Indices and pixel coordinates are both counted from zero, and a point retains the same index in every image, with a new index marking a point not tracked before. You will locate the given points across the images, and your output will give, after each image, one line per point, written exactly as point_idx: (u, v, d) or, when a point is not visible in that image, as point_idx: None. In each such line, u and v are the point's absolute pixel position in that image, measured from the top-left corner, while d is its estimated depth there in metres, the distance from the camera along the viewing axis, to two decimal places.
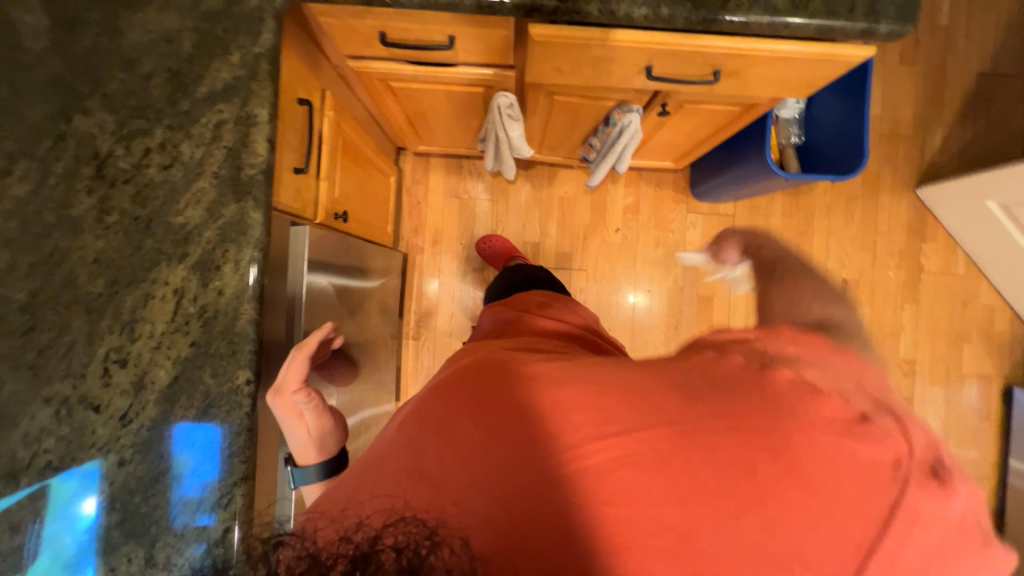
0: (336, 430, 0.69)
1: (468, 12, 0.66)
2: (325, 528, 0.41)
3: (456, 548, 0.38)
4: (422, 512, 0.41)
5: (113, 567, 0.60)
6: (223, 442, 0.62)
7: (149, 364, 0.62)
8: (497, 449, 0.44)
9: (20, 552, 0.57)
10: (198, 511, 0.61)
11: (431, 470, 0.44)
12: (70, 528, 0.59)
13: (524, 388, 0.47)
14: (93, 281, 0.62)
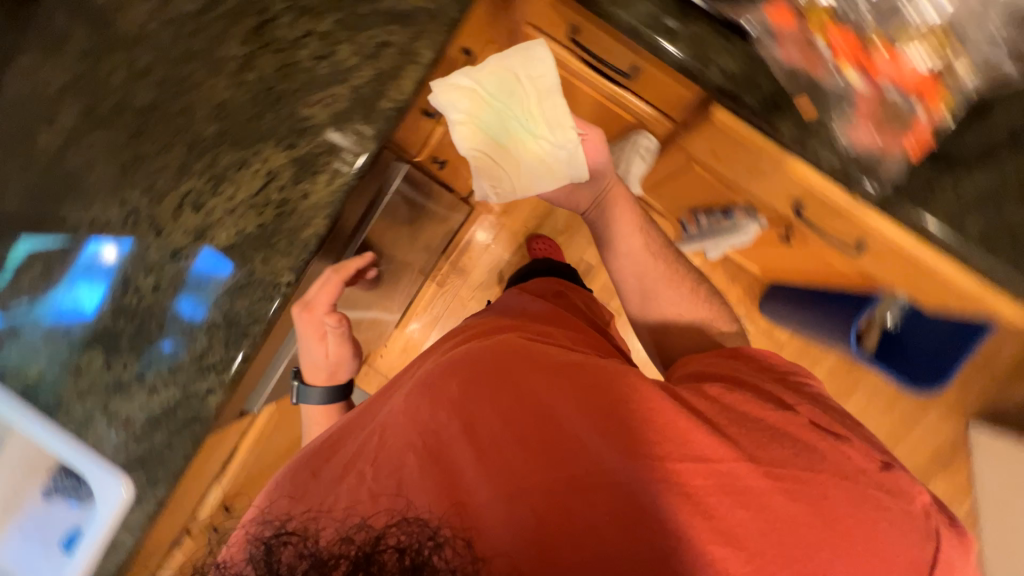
0: (350, 361, 0.77)
1: (671, 63, 0.63)
2: (319, 531, 0.42)
3: (458, 544, 0.40)
4: (425, 512, 0.43)
5: (111, 364, 0.68)
6: (243, 319, 0.66)
7: (216, 222, 0.65)
8: (498, 453, 0.47)
9: (39, 266, 0.66)
10: (186, 296, 0.66)
11: (429, 461, 0.47)
12: (92, 317, 0.67)
13: (519, 394, 0.52)
14: (207, 123, 0.63)
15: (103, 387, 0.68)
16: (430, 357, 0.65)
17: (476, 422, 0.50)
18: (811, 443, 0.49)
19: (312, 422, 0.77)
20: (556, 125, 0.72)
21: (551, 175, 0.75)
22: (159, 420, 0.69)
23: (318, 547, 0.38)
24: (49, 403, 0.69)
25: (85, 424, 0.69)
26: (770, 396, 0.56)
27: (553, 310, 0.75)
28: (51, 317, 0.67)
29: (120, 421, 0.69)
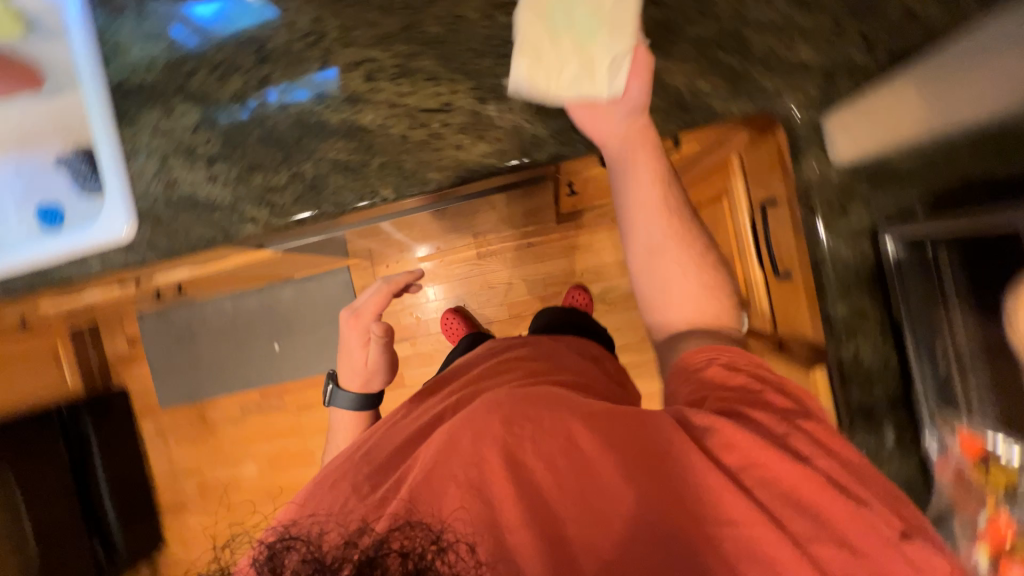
0: (384, 374, 0.94)
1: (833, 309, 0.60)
2: (322, 539, 0.49)
3: (464, 549, 0.46)
4: (429, 516, 0.48)
5: (196, 129, 0.68)
6: (324, 193, 0.65)
7: (372, 102, 0.63)
8: (518, 473, 0.50)
9: None
10: (286, 85, 0.65)
11: (441, 469, 0.51)
12: (218, 85, 0.67)
13: (534, 421, 0.53)
14: (434, 25, 0.62)
15: (176, 141, 0.68)
16: (457, 396, 0.70)
17: (511, 451, 0.51)
18: (821, 507, 0.45)
19: (343, 423, 0.93)
20: (592, 31, 0.57)
21: (592, 87, 0.57)
22: (195, 205, 0.68)
23: (320, 553, 0.47)
24: (129, 116, 0.69)
25: (139, 156, 0.69)
26: (785, 438, 0.48)
27: (588, 367, 0.77)
28: (184, 12, 0.69)
29: (167, 178, 0.69)
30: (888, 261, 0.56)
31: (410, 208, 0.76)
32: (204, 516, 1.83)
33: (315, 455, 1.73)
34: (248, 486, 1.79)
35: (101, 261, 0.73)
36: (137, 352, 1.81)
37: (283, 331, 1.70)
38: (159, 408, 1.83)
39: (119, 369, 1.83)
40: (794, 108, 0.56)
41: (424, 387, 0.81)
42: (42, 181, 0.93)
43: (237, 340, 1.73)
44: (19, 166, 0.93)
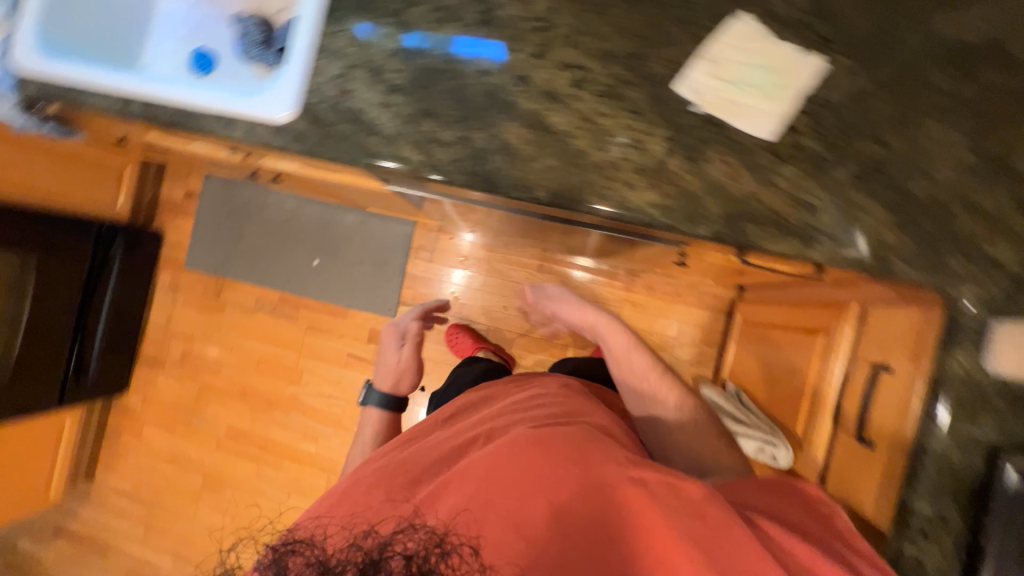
0: (410, 375, 1.18)
1: (921, 504, 0.55)
2: (325, 544, 0.54)
3: (466, 550, 0.52)
4: (434, 521, 0.54)
5: (392, 55, 0.68)
6: (482, 167, 0.65)
7: (567, 107, 0.63)
8: (514, 497, 0.56)
9: None
10: (425, 38, 0.67)
11: (449, 490, 0.59)
12: (432, 25, 0.67)
13: (529, 453, 0.61)
14: (661, 66, 0.61)
15: (369, 57, 0.69)
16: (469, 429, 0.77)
17: (518, 479, 0.58)
18: None
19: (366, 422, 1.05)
20: (769, 92, 0.58)
21: (698, 81, 0.60)
22: (358, 121, 0.68)
23: (324, 556, 0.52)
24: (336, 16, 0.70)
25: (330, 56, 0.70)
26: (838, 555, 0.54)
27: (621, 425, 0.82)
28: None
29: (344, 86, 0.69)
30: (1005, 488, 0.52)
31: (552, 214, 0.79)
32: (173, 382, 1.82)
33: (302, 374, 1.72)
34: (226, 374, 1.78)
35: (246, 129, 0.72)
36: (187, 206, 1.84)
37: (329, 251, 1.71)
38: (182, 265, 1.84)
39: (163, 213, 1.85)
40: (968, 299, 0.55)
41: (437, 420, 0.85)
42: (211, 30, 0.96)
43: (284, 239, 1.74)
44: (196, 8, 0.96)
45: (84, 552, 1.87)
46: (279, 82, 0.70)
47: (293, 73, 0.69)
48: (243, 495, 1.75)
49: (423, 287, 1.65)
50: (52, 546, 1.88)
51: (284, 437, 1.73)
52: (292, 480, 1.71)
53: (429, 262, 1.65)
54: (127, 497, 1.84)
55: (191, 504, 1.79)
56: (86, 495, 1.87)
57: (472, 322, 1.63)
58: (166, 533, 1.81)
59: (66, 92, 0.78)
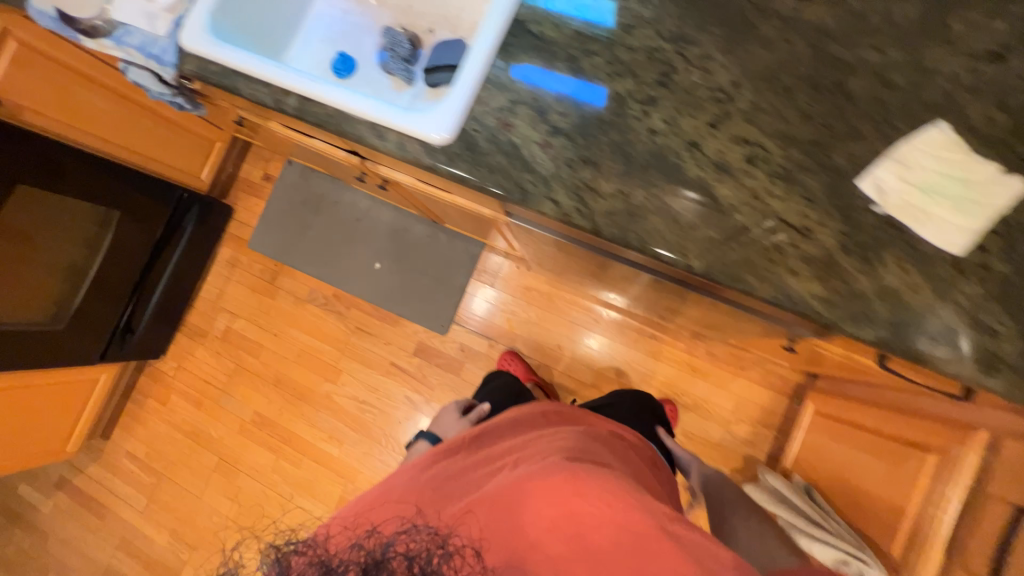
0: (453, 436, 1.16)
1: None
2: (327, 546, 0.62)
3: (467, 551, 0.66)
4: (440, 526, 0.70)
5: (559, 97, 0.68)
6: (639, 226, 0.63)
7: (735, 181, 0.62)
8: (506, 517, 0.74)
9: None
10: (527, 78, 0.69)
11: (456, 508, 0.76)
12: (606, 77, 0.67)
13: (523, 487, 0.77)
14: (843, 158, 0.60)
15: (536, 96, 0.69)
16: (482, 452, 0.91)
17: (517, 511, 0.74)
18: None
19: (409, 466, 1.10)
20: (960, 206, 0.57)
21: (886, 181, 0.58)
22: (514, 155, 0.68)
23: (322, 554, 0.59)
24: (509, 50, 0.71)
25: (497, 89, 0.70)
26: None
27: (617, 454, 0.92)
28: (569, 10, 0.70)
29: (505, 119, 0.69)
30: None
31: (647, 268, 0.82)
32: (210, 357, 1.81)
33: (340, 374, 1.69)
34: (264, 359, 1.76)
35: (399, 142, 0.72)
36: (262, 188, 1.87)
37: (392, 256, 1.71)
38: (244, 244, 1.85)
39: (238, 190, 1.88)
40: None
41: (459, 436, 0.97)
42: (357, 37, 0.98)
43: (350, 236, 1.75)
44: (347, 15, 0.99)
45: (81, 511, 1.82)
46: (443, 105, 0.70)
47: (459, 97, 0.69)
48: (254, 486, 1.70)
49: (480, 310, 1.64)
50: (51, 498, 1.84)
51: (308, 434, 1.68)
52: (307, 480, 1.66)
53: (491, 286, 1.64)
54: (137, 463, 1.81)
55: (199, 484, 1.75)
56: (98, 453, 1.84)
57: (524, 354, 1.59)
58: (168, 508, 1.76)
59: (225, 75, 0.80)
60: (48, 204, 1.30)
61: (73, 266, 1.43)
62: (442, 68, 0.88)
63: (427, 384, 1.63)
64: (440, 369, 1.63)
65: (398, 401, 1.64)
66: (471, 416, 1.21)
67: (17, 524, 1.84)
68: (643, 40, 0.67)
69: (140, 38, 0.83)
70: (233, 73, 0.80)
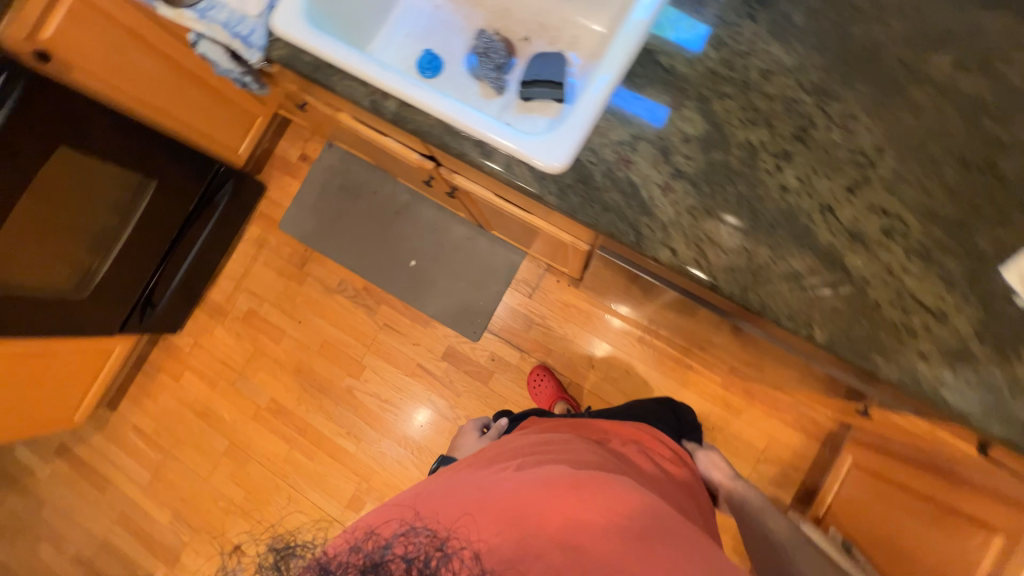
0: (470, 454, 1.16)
1: None
2: (326, 548, 0.59)
3: (466, 555, 0.59)
4: (437, 527, 0.63)
5: (685, 139, 0.64)
6: (760, 286, 0.60)
7: (869, 252, 0.59)
8: (508, 518, 0.64)
9: (802, 33, 0.64)
10: (623, 99, 0.66)
11: (456, 506, 0.66)
12: (739, 124, 0.63)
13: (529, 490, 0.68)
14: (985, 243, 0.58)
15: (660, 134, 0.65)
16: (493, 458, 0.84)
17: (518, 512, 0.65)
18: None
19: None
20: None
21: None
22: (632, 195, 0.64)
23: (323, 556, 0.57)
24: (635, 81, 0.66)
25: (618, 122, 0.66)
26: None
27: (629, 466, 0.86)
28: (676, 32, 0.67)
29: (624, 155, 0.65)
30: None
31: (731, 317, 0.79)
32: (229, 337, 1.76)
33: (364, 369, 1.66)
34: (286, 345, 1.72)
35: (506, 165, 0.68)
36: (298, 168, 1.80)
37: (429, 254, 1.67)
38: (275, 224, 1.79)
39: (272, 168, 1.82)
40: None
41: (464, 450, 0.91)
42: (445, 36, 0.93)
43: (386, 229, 1.71)
44: (437, 11, 0.94)
45: (80, 481, 1.77)
46: (558, 129, 0.65)
47: (577, 124, 0.64)
48: (264, 474, 1.66)
49: (515, 320, 1.60)
50: (50, 464, 1.79)
51: (325, 428, 1.65)
52: (320, 474, 1.63)
53: (528, 298, 1.61)
54: (144, 438, 1.76)
55: (207, 465, 1.71)
56: (103, 423, 1.79)
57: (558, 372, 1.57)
58: (172, 487, 1.72)
59: (318, 68, 0.75)
60: (94, 172, 1.23)
61: (101, 234, 1.35)
62: (539, 82, 0.83)
63: (453, 390, 1.60)
64: (468, 376, 1.60)
65: (422, 404, 1.61)
66: (489, 432, 1.22)
67: (11, 487, 1.79)
68: (782, 88, 0.63)
69: (226, 15, 0.78)
70: (325, 66, 0.75)
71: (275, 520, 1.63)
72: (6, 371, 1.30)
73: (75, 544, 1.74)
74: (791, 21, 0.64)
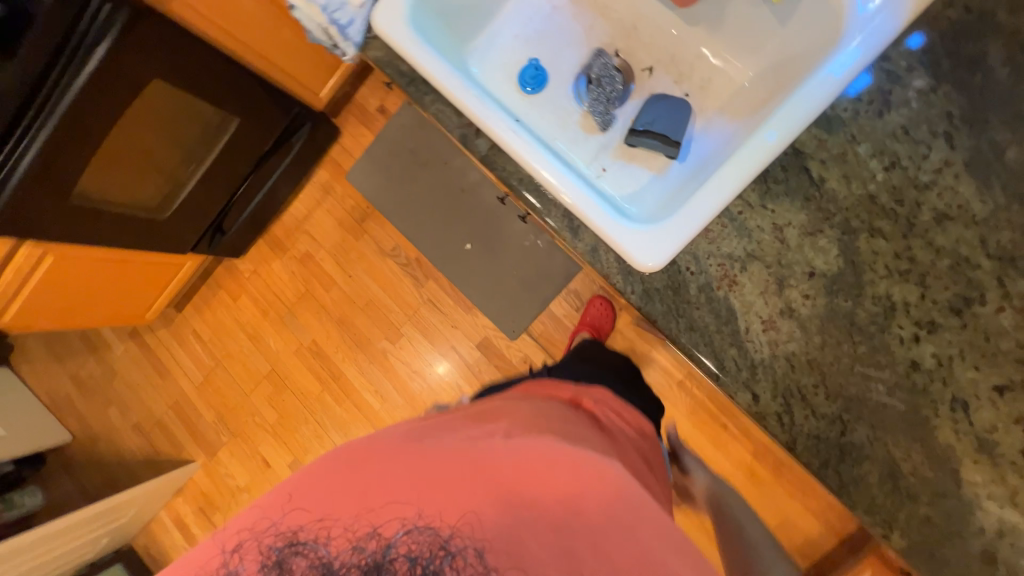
0: None
1: None
2: (322, 539, 0.50)
3: (472, 555, 0.50)
4: (439, 521, 0.51)
5: (810, 270, 0.54)
6: (844, 466, 0.53)
7: (992, 470, 0.49)
8: (514, 508, 0.53)
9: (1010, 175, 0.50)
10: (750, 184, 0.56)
11: (455, 489, 0.53)
12: (883, 273, 0.52)
13: (536, 480, 0.55)
14: None
15: (781, 256, 0.55)
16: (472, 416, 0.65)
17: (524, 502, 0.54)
18: None
19: None
20: None
21: None
22: (725, 321, 0.56)
23: (325, 559, 0.49)
24: (770, 186, 0.55)
25: (734, 232, 0.56)
26: None
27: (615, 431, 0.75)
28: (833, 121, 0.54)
29: (728, 270, 0.56)
30: None
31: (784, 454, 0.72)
32: (285, 273, 1.84)
33: (401, 337, 1.70)
34: (334, 295, 1.78)
35: (592, 246, 0.61)
36: (374, 120, 1.76)
37: (486, 239, 1.63)
38: (342, 173, 1.79)
39: (349, 114, 1.78)
40: None
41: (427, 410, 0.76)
42: (557, 46, 0.81)
43: (449, 205, 1.67)
44: (555, 12, 0.81)
45: (147, 365, 2.01)
46: (658, 225, 0.57)
47: (681, 227, 0.55)
48: (296, 406, 1.81)
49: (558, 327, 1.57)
50: (124, 343, 2.03)
51: (357, 380, 1.74)
52: (345, 421, 1.75)
53: (574, 310, 1.56)
54: (201, 344, 1.94)
55: (250, 383, 1.87)
56: (170, 322, 1.98)
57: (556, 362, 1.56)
58: (218, 393, 1.91)
59: (412, 82, 0.69)
60: (172, 102, 1.18)
61: (189, 154, 1.38)
62: (651, 132, 0.72)
63: (479, 382, 1.62)
64: (497, 371, 1.61)
65: (448, 385, 1.65)
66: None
67: (93, 355, 2.05)
68: (956, 242, 0.51)
69: None
70: (421, 83, 0.68)
71: (299, 448, 1.79)
72: (104, 271, 1.46)
73: (138, 417, 2.00)
74: (1000, 158, 0.50)
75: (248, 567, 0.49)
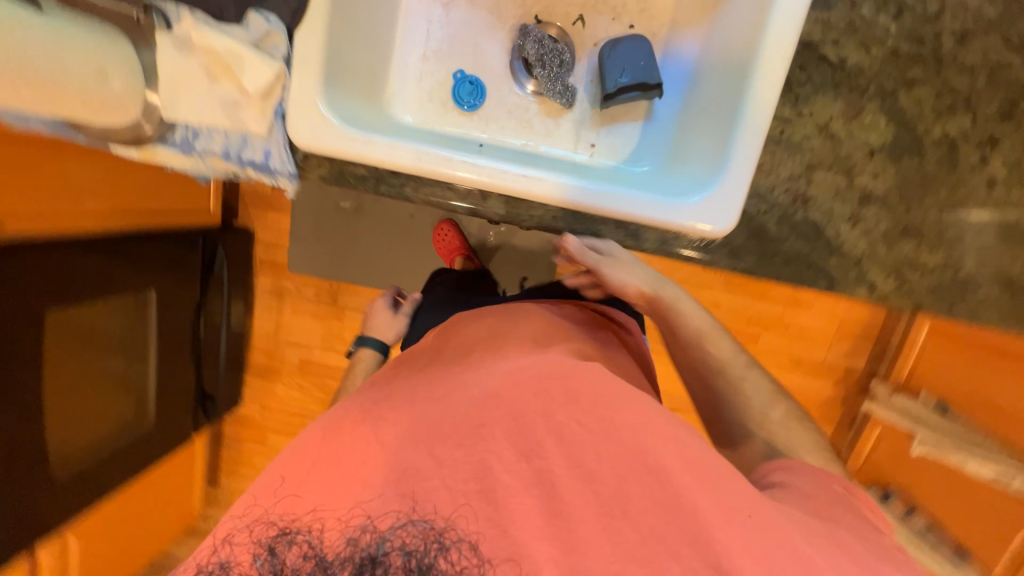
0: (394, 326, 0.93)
1: None
2: (307, 528, 0.39)
3: (469, 549, 0.37)
4: (432, 504, 0.39)
5: (868, 149, 0.53)
6: (970, 298, 0.56)
7: None
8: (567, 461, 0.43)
9: None
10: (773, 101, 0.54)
11: (428, 457, 0.42)
12: (934, 117, 0.52)
13: (530, 388, 0.46)
14: None
15: (839, 151, 0.53)
16: (441, 359, 0.58)
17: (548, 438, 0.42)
18: None
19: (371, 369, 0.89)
20: None
21: None
22: (816, 238, 0.56)
23: (315, 545, 0.38)
24: (798, 93, 0.53)
25: (785, 153, 0.54)
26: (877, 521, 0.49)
27: (602, 328, 0.66)
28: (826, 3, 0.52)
29: (797, 190, 0.55)
30: None
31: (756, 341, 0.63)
32: (294, 391, 1.71)
33: None
34: None
35: (660, 241, 0.59)
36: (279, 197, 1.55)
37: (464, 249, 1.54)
38: (282, 268, 1.61)
39: (248, 206, 1.56)
40: None
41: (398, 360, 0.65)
42: (473, 44, 0.71)
43: (409, 239, 1.52)
44: (448, 10, 0.70)
45: None
46: (713, 185, 0.54)
47: (741, 174, 0.53)
48: None
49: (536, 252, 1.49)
50: None
51: None
52: None
53: None
54: None
55: None
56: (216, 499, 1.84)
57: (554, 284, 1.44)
58: None
59: (380, 179, 0.62)
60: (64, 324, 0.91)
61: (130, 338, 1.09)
62: (625, 87, 0.65)
63: None
64: None
65: None
66: (409, 308, 0.94)
67: None
68: (984, 54, 0.51)
69: (220, 139, 0.57)
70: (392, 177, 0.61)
71: None
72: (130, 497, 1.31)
73: None
74: None
75: (240, 561, 0.38)
